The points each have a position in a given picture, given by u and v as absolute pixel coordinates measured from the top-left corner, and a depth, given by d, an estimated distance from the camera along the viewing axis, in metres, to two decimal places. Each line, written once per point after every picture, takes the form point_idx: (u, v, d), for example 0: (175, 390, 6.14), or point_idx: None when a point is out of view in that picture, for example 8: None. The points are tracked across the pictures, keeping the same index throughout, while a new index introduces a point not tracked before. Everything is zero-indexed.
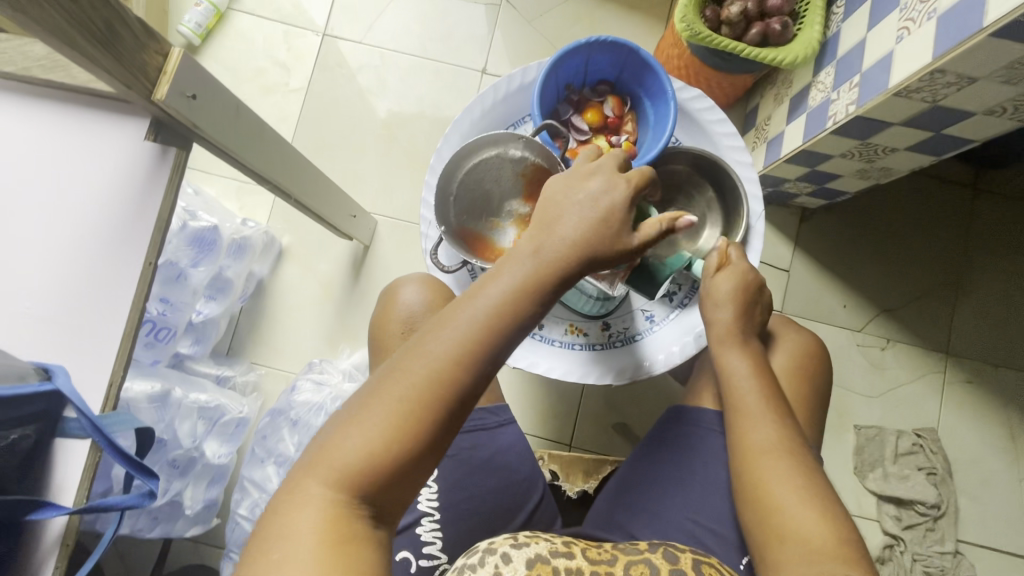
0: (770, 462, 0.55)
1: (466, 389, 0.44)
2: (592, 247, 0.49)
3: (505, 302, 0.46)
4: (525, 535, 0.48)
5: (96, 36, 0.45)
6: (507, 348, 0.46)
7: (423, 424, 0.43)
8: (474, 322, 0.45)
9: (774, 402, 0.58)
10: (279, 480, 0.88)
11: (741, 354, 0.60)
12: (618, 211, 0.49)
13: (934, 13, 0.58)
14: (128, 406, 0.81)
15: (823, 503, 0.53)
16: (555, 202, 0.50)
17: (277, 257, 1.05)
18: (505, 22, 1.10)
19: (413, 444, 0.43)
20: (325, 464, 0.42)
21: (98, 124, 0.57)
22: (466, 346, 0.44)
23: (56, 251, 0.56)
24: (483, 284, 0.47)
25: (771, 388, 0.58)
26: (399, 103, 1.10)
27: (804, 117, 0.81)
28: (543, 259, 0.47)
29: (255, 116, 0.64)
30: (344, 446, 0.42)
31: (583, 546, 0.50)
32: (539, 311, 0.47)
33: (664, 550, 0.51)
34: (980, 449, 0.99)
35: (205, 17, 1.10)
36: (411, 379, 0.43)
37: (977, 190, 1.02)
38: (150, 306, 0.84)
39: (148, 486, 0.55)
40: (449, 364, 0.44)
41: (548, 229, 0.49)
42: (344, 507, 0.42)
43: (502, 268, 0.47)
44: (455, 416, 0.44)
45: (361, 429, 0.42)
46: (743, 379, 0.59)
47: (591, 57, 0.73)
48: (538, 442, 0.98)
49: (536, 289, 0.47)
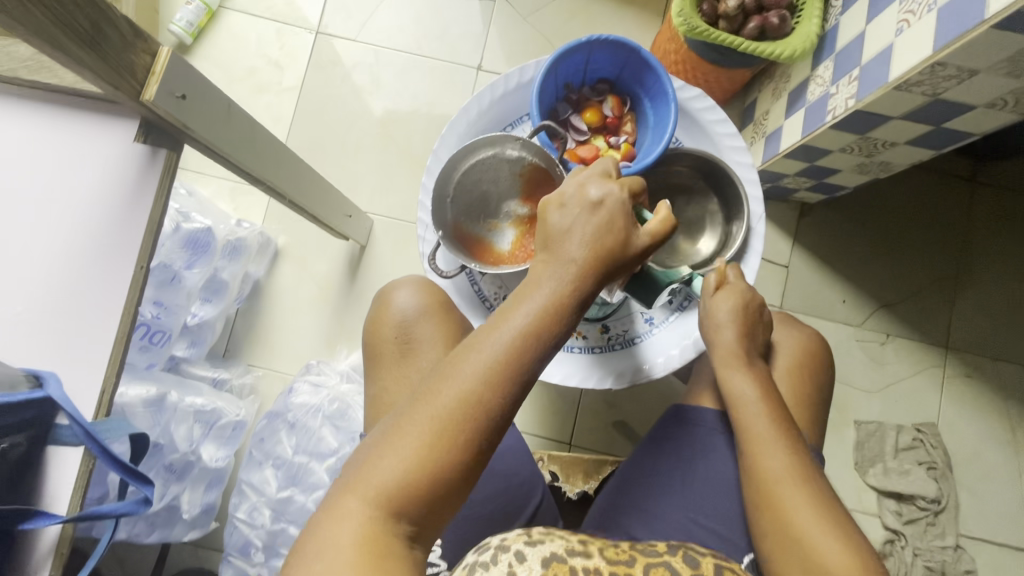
0: (787, 490, 0.53)
1: (499, 412, 0.44)
2: (609, 262, 0.48)
3: (533, 323, 0.45)
4: (538, 534, 0.49)
5: (80, 35, 0.44)
6: (538, 368, 0.45)
7: (455, 449, 0.43)
8: (505, 345, 0.44)
9: (785, 425, 0.56)
10: (277, 483, 0.87)
11: (746, 375, 0.59)
12: (618, 218, 0.48)
13: (934, 5, 0.57)
14: (123, 411, 0.80)
15: (842, 528, 0.52)
16: (558, 214, 0.49)
17: (273, 258, 1.04)
18: (501, 18, 1.09)
19: (447, 469, 0.43)
20: (362, 488, 0.43)
21: (87, 126, 0.56)
22: (496, 368, 0.44)
23: (45, 256, 0.56)
24: (510, 305, 0.47)
25: (778, 410, 0.57)
26: (394, 101, 1.09)
27: (803, 111, 0.80)
28: (566, 278, 0.47)
29: (246, 116, 0.62)
30: (379, 471, 0.42)
31: (599, 545, 0.50)
32: (568, 330, 0.47)
33: (684, 552, 0.51)
34: (981, 443, 0.99)
35: (197, 15, 1.08)
36: (442, 403, 0.43)
37: (976, 183, 1.02)
38: (144, 310, 0.83)
39: (143, 492, 0.54)
40: (479, 388, 0.43)
41: (561, 245, 0.48)
42: (382, 531, 0.42)
43: (532, 288, 0.47)
44: (487, 438, 0.44)
45: (395, 453, 0.43)
46: (749, 404, 0.58)
47: (591, 55, 0.72)
48: (538, 441, 0.98)
49: (563, 309, 0.46)
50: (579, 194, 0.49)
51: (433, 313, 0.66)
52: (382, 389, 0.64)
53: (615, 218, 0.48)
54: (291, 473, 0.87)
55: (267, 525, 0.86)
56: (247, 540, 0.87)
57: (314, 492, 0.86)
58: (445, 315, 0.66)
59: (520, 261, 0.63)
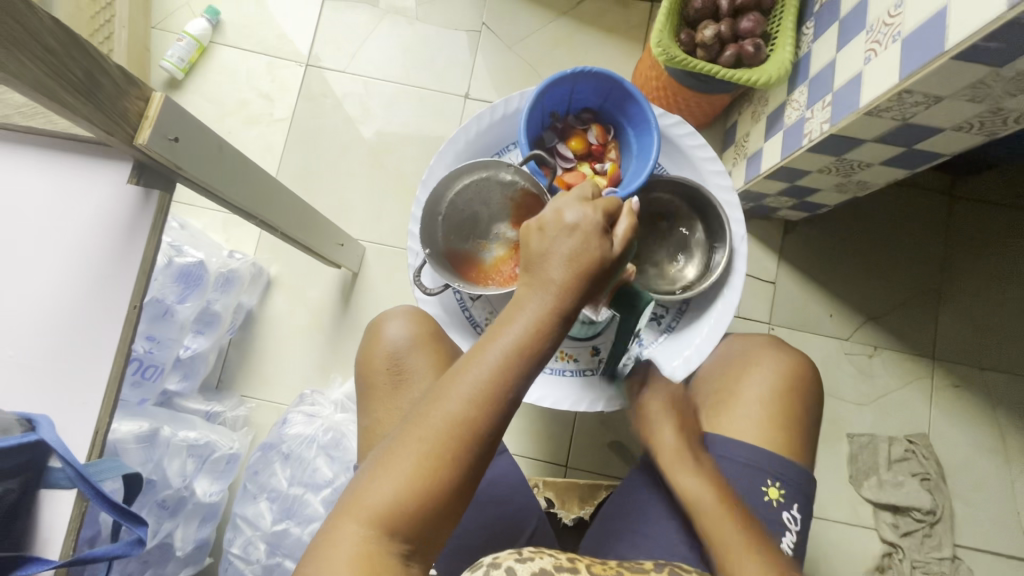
0: None
1: (488, 430, 0.44)
2: (590, 279, 0.48)
3: (520, 342, 0.46)
4: (529, 550, 0.49)
5: (75, 85, 0.45)
6: (524, 386, 0.46)
7: (446, 467, 0.43)
8: (492, 365, 0.45)
9: (741, 517, 0.54)
10: (272, 516, 0.87)
11: (692, 477, 0.57)
12: (595, 238, 0.48)
13: (899, 36, 0.60)
14: (116, 448, 0.79)
15: None
16: (538, 236, 0.49)
17: (266, 287, 1.04)
18: (486, 47, 1.12)
19: (440, 488, 0.43)
20: (357, 511, 0.43)
21: (80, 171, 0.57)
22: (485, 389, 0.44)
23: (39, 300, 0.56)
24: (497, 326, 0.47)
25: (728, 503, 0.55)
26: (384, 128, 1.11)
27: (781, 134, 0.83)
28: (548, 298, 0.47)
29: (239, 153, 0.64)
30: (374, 494, 0.43)
31: (588, 562, 0.50)
32: (553, 347, 0.47)
33: (669, 570, 0.50)
34: (971, 453, 1.00)
35: (188, 51, 1.10)
36: (433, 426, 0.44)
37: (953, 197, 1.05)
38: (136, 345, 0.83)
39: (137, 533, 0.54)
40: (467, 408, 0.44)
41: (541, 267, 0.48)
42: (378, 550, 0.42)
43: (517, 307, 0.47)
44: (477, 456, 0.44)
45: (388, 476, 0.43)
46: (702, 507, 0.55)
47: (576, 86, 0.75)
48: (534, 465, 0.98)
49: (548, 328, 0.47)
50: (556, 218, 0.49)
51: (425, 345, 0.66)
52: (376, 421, 0.64)
53: (594, 236, 0.48)
54: (286, 505, 0.87)
55: (262, 559, 0.85)
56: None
57: (310, 524, 0.85)
58: (434, 345, 0.67)
59: (499, 283, 0.65)
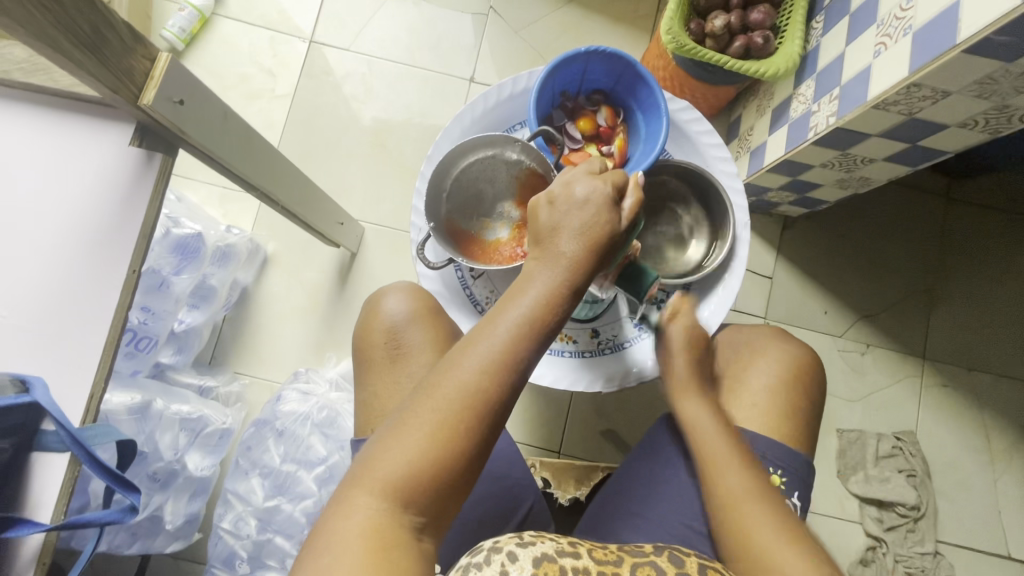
0: (747, 507, 0.53)
1: (501, 401, 0.44)
2: (600, 252, 0.48)
3: (530, 313, 0.46)
4: (530, 534, 0.48)
5: (81, 38, 0.44)
6: (534, 359, 0.46)
7: (458, 439, 0.43)
8: (503, 335, 0.45)
9: (741, 448, 0.57)
10: (264, 492, 0.86)
11: (694, 404, 0.60)
12: (605, 210, 0.48)
13: (909, 30, 0.60)
14: (108, 418, 0.79)
15: (800, 537, 0.51)
16: (548, 209, 0.49)
17: (262, 264, 1.03)
18: (492, 31, 1.11)
19: (453, 459, 0.43)
20: (369, 482, 0.43)
21: (82, 130, 0.55)
22: (496, 359, 0.44)
23: (30, 264, 0.55)
24: (508, 298, 0.47)
25: (730, 430, 0.58)
26: (387, 109, 1.10)
27: (786, 128, 0.83)
28: (559, 270, 0.47)
29: (243, 121, 0.63)
30: (387, 464, 0.43)
31: (588, 546, 0.50)
32: (564, 319, 0.47)
33: (669, 552, 0.50)
34: (957, 450, 1.01)
35: (189, 22, 1.08)
36: (445, 395, 0.43)
37: (949, 199, 1.06)
38: (131, 315, 0.82)
39: (130, 500, 0.54)
40: (480, 378, 0.44)
41: (552, 240, 0.48)
42: (390, 523, 0.42)
43: (528, 278, 0.47)
44: (489, 428, 0.44)
45: (400, 446, 0.43)
46: (699, 428, 0.59)
47: (588, 66, 0.75)
48: (528, 448, 0.98)
49: (558, 301, 0.47)
50: (566, 191, 0.49)
51: (422, 318, 0.66)
52: (373, 394, 0.64)
53: (605, 209, 0.48)
54: (278, 482, 0.86)
55: (253, 535, 0.85)
56: (231, 551, 0.85)
57: (301, 501, 0.85)
58: (433, 320, 0.66)
59: (500, 262, 0.65)
